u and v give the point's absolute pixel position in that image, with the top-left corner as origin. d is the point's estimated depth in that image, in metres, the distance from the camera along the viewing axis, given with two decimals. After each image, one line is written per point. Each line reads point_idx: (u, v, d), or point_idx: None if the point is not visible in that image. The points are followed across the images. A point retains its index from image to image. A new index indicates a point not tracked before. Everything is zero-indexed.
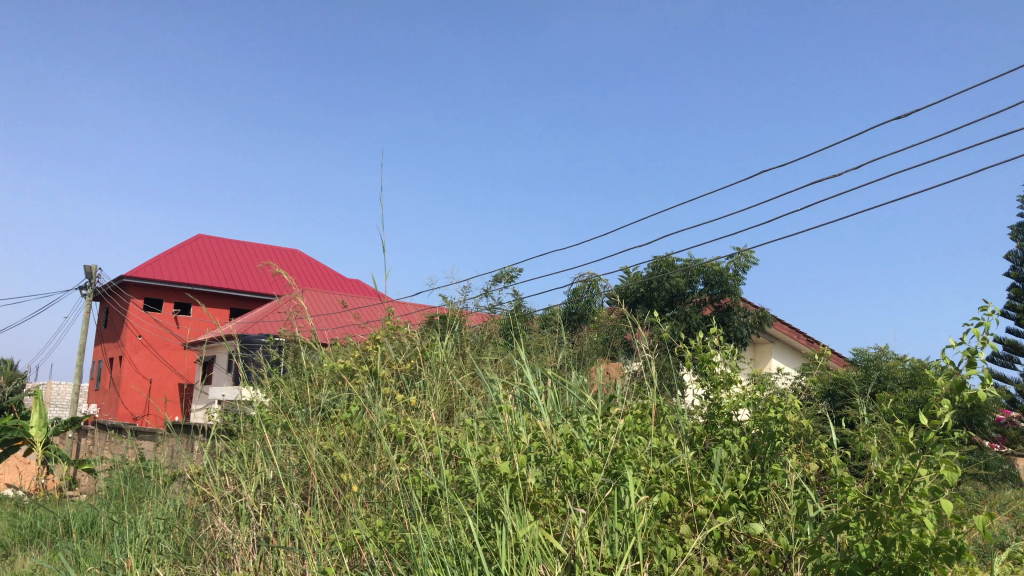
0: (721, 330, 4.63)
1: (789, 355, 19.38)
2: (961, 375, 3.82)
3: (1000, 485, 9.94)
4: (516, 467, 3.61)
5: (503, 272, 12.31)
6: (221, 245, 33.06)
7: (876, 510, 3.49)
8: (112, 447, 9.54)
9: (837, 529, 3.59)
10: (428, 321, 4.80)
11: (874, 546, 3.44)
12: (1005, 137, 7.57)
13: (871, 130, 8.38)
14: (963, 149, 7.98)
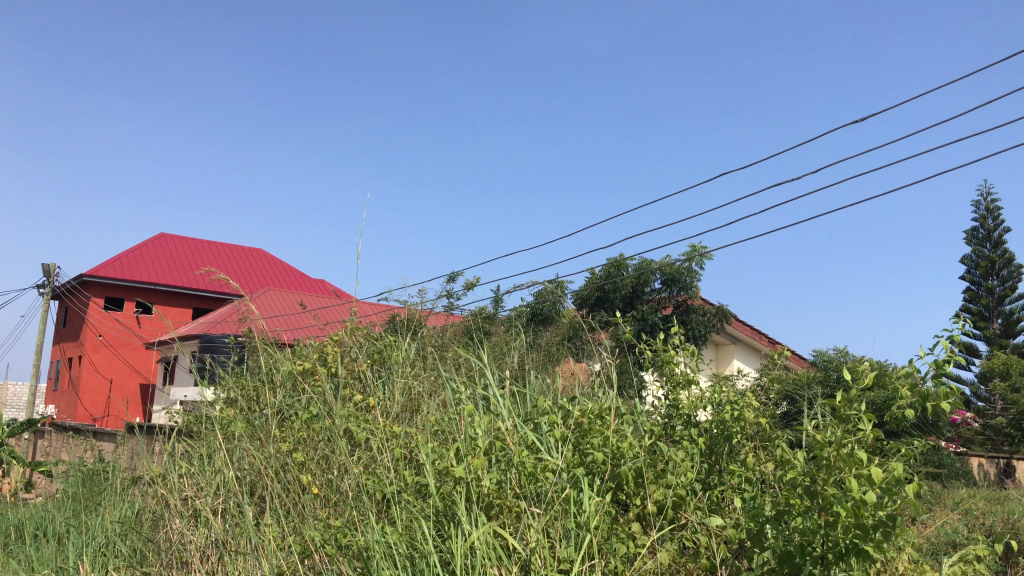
0: (681, 331, 4.65)
1: (751, 355, 19.55)
2: (913, 378, 3.90)
3: (953, 483, 10.09)
4: (472, 469, 3.63)
5: (457, 276, 12.28)
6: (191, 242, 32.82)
7: (824, 500, 3.54)
8: (63, 453, 9.49)
9: (778, 517, 3.71)
10: (390, 321, 4.79)
11: (814, 531, 3.56)
12: (954, 136, 7.68)
13: (820, 132, 8.48)
14: (910, 148, 8.11)
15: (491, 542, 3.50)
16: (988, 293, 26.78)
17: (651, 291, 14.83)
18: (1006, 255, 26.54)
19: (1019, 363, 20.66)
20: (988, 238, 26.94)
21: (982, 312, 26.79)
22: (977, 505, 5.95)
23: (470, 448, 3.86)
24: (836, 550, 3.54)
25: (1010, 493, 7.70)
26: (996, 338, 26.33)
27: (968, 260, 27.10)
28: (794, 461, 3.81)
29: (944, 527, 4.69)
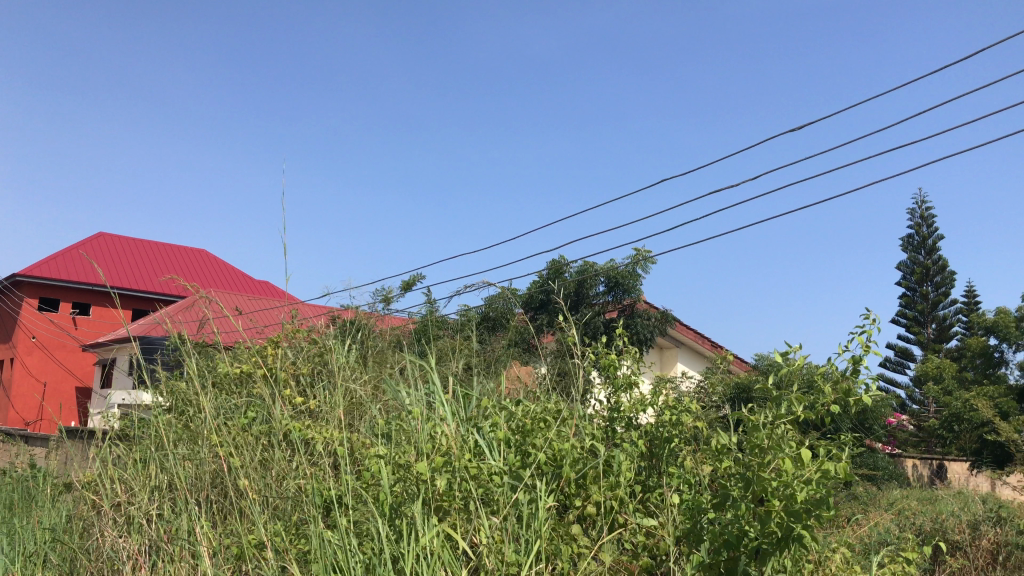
0: (624, 335, 4.70)
1: (693, 359, 19.81)
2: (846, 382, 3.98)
3: (887, 484, 10.37)
4: (428, 469, 3.44)
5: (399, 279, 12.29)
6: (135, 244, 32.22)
7: (755, 492, 3.61)
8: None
9: (713, 511, 3.75)
10: (333, 324, 4.76)
11: (748, 526, 3.60)
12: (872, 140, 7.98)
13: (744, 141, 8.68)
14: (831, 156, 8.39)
15: (442, 545, 3.34)
16: (923, 299, 27.52)
17: (597, 295, 14.96)
18: (939, 262, 27.33)
19: (949, 366, 21.34)
20: (923, 246, 27.66)
21: (917, 317, 27.54)
22: (903, 505, 6.14)
23: (428, 449, 3.70)
24: (771, 536, 3.57)
25: (926, 494, 7.97)
26: (930, 343, 27.14)
27: (904, 266, 27.80)
28: (729, 462, 3.85)
29: (875, 526, 4.81)
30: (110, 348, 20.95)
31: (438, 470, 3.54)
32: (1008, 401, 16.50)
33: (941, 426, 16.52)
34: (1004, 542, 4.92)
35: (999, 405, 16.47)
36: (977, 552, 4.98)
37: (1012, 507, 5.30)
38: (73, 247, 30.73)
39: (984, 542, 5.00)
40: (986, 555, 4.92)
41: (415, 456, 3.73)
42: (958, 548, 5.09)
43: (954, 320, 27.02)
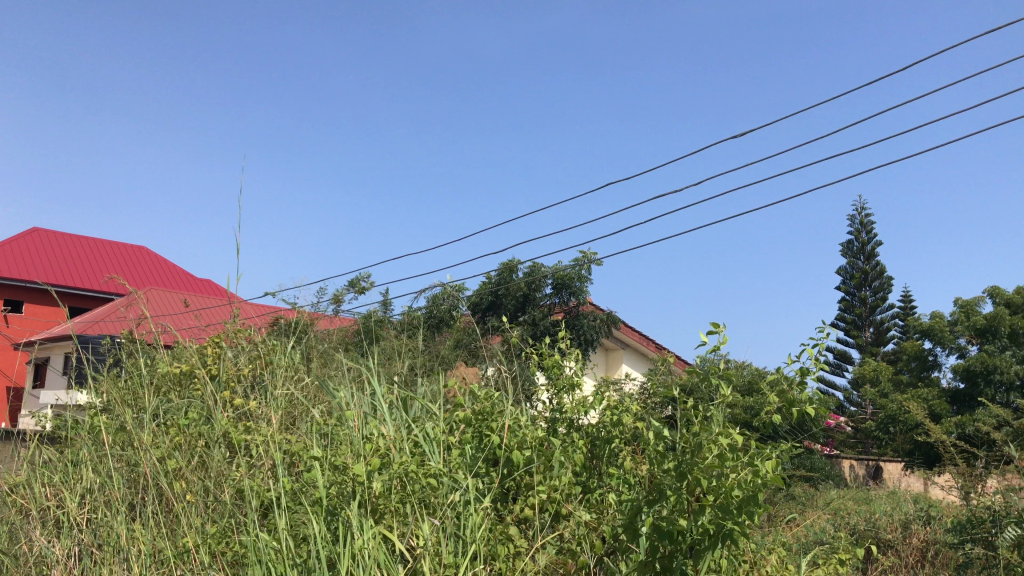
0: (568, 337, 4.72)
1: (637, 361, 20.01)
2: (785, 385, 4.02)
3: (824, 485, 10.61)
4: (364, 471, 3.39)
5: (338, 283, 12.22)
6: (78, 241, 31.50)
7: (689, 488, 3.66)
8: None
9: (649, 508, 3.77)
10: (276, 324, 4.70)
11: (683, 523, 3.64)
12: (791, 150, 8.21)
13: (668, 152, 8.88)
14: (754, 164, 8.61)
15: (378, 546, 3.29)
16: (861, 303, 28.16)
17: (544, 296, 15.03)
18: (877, 267, 28.05)
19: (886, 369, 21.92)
20: (861, 252, 28.33)
21: (855, 320, 28.15)
22: (839, 505, 6.25)
23: (363, 451, 3.64)
24: (705, 532, 3.61)
25: (854, 495, 8.16)
26: (867, 346, 27.78)
27: (844, 270, 28.40)
28: (668, 464, 3.87)
29: (810, 525, 4.88)
30: (50, 345, 20.44)
31: (375, 471, 3.49)
32: (941, 402, 16.98)
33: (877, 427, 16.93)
34: (932, 539, 5.04)
35: (932, 407, 16.93)
36: (908, 549, 5.08)
37: (940, 504, 5.43)
38: (14, 241, 29.90)
39: (915, 539, 5.09)
40: (916, 552, 5.02)
41: (351, 458, 3.69)
42: (890, 547, 5.21)
43: (890, 323, 27.71)
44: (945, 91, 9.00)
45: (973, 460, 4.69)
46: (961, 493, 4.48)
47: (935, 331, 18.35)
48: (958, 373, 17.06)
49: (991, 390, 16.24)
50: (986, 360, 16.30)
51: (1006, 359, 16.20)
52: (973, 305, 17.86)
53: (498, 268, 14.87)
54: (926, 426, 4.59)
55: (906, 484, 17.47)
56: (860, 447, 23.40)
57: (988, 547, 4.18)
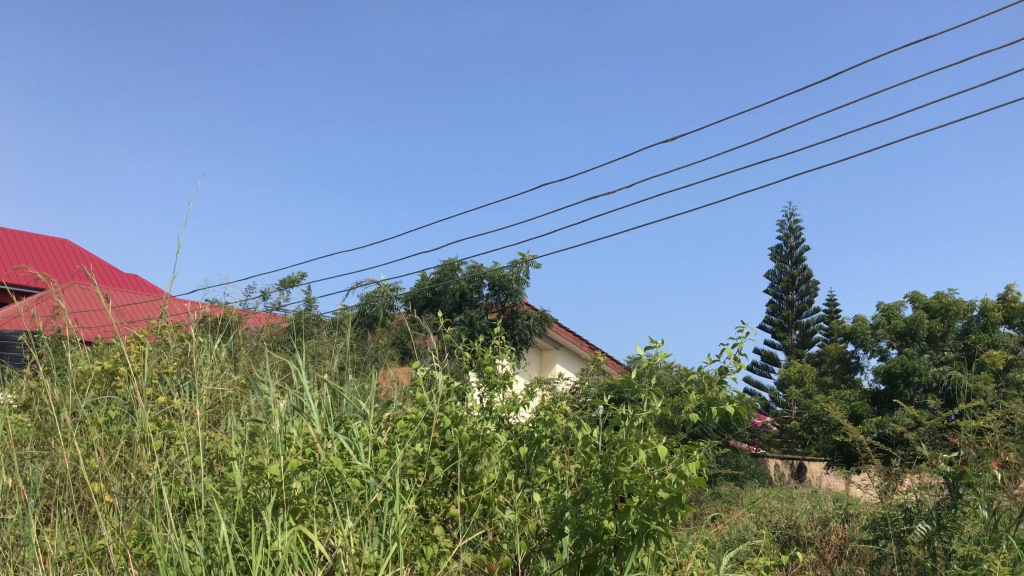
0: (501, 336, 4.74)
1: (572, 361, 20.14)
2: (710, 385, 4.05)
3: (749, 484, 10.86)
4: (283, 470, 3.32)
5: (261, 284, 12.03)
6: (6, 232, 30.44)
7: (615, 487, 3.68)
8: None
9: (575, 507, 3.78)
10: (204, 321, 4.61)
11: (608, 523, 3.67)
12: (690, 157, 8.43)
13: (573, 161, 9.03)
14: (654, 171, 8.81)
15: (296, 546, 3.22)
16: (788, 306, 28.81)
17: (480, 296, 15.06)
18: (804, 271, 28.72)
19: (810, 371, 22.46)
20: (789, 257, 29.02)
21: (781, 322, 28.75)
22: (761, 504, 6.40)
23: (279, 451, 3.55)
24: (627, 532, 3.65)
25: (767, 494, 8.38)
26: (792, 348, 28.43)
27: (772, 274, 28.99)
28: (594, 462, 3.87)
29: (734, 524, 4.99)
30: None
31: (296, 470, 3.42)
32: (864, 403, 17.47)
33: (804, 428, 17.39)
34: (848, 536, 5.20)
35: (854, 408, 17.41)
36: (826, 546, 5.24)
37: (856, 502, 5.60)
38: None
39: (833, 537, 5.26)
40: (834, 550, 5.18)
41: (268, 457, 3.59)
42: (809, 544, 5.37)
43: (815, 326, 28.41)
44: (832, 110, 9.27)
45: (890, 460, 4.84)
46: (878, 491, 4.65)
47: (858, 335, 18.87)
48: (880, 376, 17.55)
49: (910, 392, 16.78)
50: (905, 362, 16.78)
51: (924, 363, 16.66)
52: (895, 309, 18.36)
53: (437, 266, 14.82)
54: (843, 427, 4.75)
55: (827, 484, 17.68)
56: (785, 446, 23.96)
57: (900, 543, 4.36)
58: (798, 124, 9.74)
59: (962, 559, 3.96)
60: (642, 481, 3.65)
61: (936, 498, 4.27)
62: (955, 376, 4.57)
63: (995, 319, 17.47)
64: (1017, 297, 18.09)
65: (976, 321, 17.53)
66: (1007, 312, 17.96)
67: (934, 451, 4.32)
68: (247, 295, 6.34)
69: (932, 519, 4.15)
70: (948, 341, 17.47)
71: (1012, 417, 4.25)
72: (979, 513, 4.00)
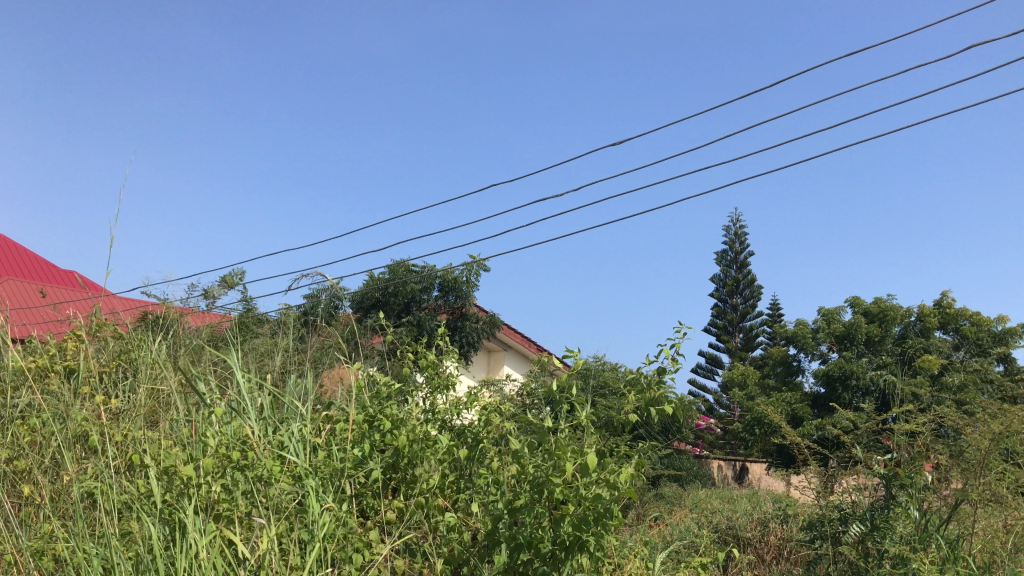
0: (445, 337, 4.72)
1: (519, 361, 20.22)
2: (646, 388, 4.09)
3: (690, 485, 11.01)
4: (201, 472, 3.34)
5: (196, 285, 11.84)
6: None
7: (548, 492, 3.72)
8: None
9: (511, 513, 3.79)
10: (143, 319, 4.54)
11: (542, 528, 3.71)
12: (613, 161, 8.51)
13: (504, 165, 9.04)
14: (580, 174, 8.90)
15: (219, 547, 3.21)
16: (732, 309, 29.25)
17: (428, 297, 15.00)
18: (747, 275, 29.18)
19: (753, 373, 22.88)
20: (734, 261, 29.42)
21: (726, 325, 29.17)
22: (703, 506, 6.48)
23: (209, 452, 3.52)
24: (563, 537, 3.70)
25: (699, 494, 8.53)
26: (737, 350, 28.89)
27: (716, 278, 29.42)
28: (530, 465, 3.90)
29: (675, 525, 5.04)
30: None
31: (215, 473, 3.43)
32: (803, 406, 17.85)
33: (746, 429, 17.74)
34: (786, 537, 5.28)
35: (795, 410, 17.82)
36: (766, 547, 5.32)
37: (795, 502, 5.71)
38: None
39: (772, 537, 5.34)
40: (773, 550, 5.28)
41: (197, 458, 3.57)
42: (748, 545, 5.47)
43: (758, 330, 28.88)
44: (759, 117, 9.42)
45: (827, 461, 4.94)
46: (815, 492, 4.74)
47: (799, 338, 19.23)
48: (819, 378, 17.91)
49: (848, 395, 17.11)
50: (843, 366, 17.24)
51: (861, 365, 17.05)
52: (835, 313, 18.71)
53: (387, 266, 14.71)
54: (782, 429, 4.84)
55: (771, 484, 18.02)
56: (728, 448, 24.37)
57: (835, 544, 4.48)
58: (723, 137, 9.89)
59: (893, 558, 4.08)
60: (576, 485, 3.70)
61: (871, 499, 4.36)
62: (889, 380, 4.71)
63: (931, 324, 17.98)
64: (952, 302, 18.45)
65: (913, 325, 17.98)
66: (942, 318, 18.30)
67: (868, 453, 4.44)
68: (186, 294, 6.21)
69: (866, 520, 4.27)
70: (886, 344, 17.77)
71: (942, 420, 4.39)
72: (910, 513, 4.12)
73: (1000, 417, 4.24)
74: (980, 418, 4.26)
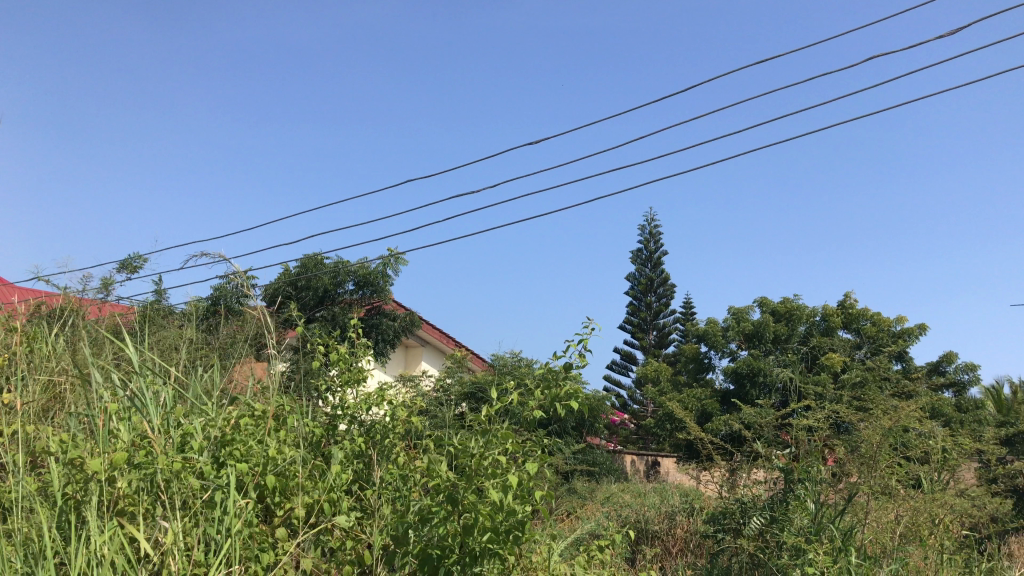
0: (355, 332, 4.67)
1: (435, 356, 20.12)
2: (550, 381, 4.13)
3: (599, 479, 11.20)
4: (107, 467, 3.21)
5: None
6: None
7: (458, 497, 3.67)
8: None
9: (420, 520, 3.73)
10: (38, 311, 4.36)
11: (453, 535, 3.63)
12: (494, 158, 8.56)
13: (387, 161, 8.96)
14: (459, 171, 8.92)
15: (120, 544, 3.10)
16: (646, 308, 29.73)
17: (343, 292, 14.77)
18: (662, 274, 29.77)
19: (666, 369, 23.43)
20: (648, 261, 29.94)
21: (640, 323, 29.68)
22: (615, 501, 6.61)
23: (105, 448, 3.40)
24: (477, 545, 3.62)
25: (590, 490, 8.67)
26: (651, 347, 29.45)
27: (632, 277, 29.93)
28: (438, 462, 3.86)
29: (586, 519, 5.12)
30: None
31: (120, 469, 3.29)
32: (713, 402, 18.34)
33: (658, 425, 18.11)
34: (692, 530, 5.41)
35: (704, 406, 18.32)
36: (672, 540, 5.45)
37: (700, 496, 5.86)
38: None
39: (679, 530, 5.48)
40: (679, 542, 5.43)
41: (94, 454, 3.45)
42: (656, 538, 5.62)
43: (671, 328, 29.48)
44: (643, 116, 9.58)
45: (732, 457, 5.06)
46: (721, 487, 4.86)
47: (710, 336, 19.64)
48: (729, 376, 18.36)
49: (754, 391, 17.63)
50: (752, 363, 17.67)
51: (769, 363, 17.49)
52: (744, 312, 19.21)
53: (299, 259, 14.41)
54: (688, 426, 4.96)
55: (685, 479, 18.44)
56: (641, 443, 24.80)
57: (736, 536, 4.63)
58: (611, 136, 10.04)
59: (791, 550, 4.20)
60: (484, 483, 3.68)
61: (769, 492, 4.57)
62: (791, 376, 4.87)
63: (835, 324, 18.65)
64: (854, 301, 19.00)
65: (817, 325, 18.64)
66: (845, 317, 18.91)
67: (769, 447, 4.59)
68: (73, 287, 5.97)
69: (766, 512, 4.43)
70: (791, 342, 18.40)
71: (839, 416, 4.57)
72: (806, 506, 4.27)
73: (893, 412, 4.42)
74: (874, 413, 4.44)
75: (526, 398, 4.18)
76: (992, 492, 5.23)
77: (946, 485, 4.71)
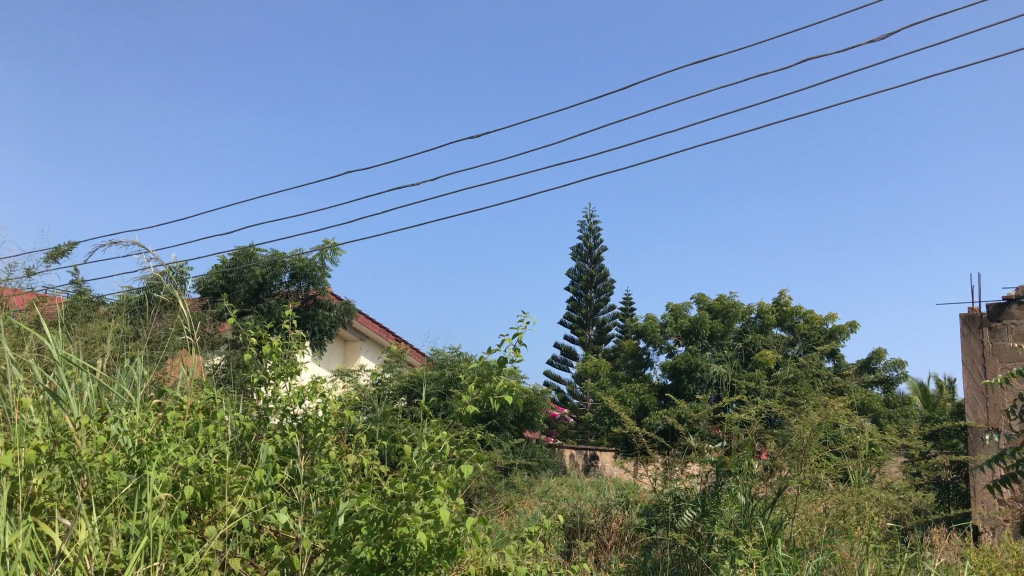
0: (289, 325, 4.63)
1: (373, 350, 19.97)
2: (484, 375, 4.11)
3: (534, 472, 11.27)
4: (20, 462, 3.11)
5: None
6: None
7: (391, 508, 3.59)
8: None
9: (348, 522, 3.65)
10: None
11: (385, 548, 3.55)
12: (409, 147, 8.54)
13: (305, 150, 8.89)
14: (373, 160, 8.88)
15: (31, 541, 3.01)
16: (588, 304, 29.94)
17: (279, 284, 14.59)
18: (603, 270, 30.04)
19: (605, 364, 23.66)
20: (588, 255, 30.22)
21: (581, 318, 29.88)
22: (552, 495, 6.67)
23: (21, 442, 3.30)
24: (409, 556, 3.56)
25: (519, 482, 8.71)
26: (592, 343, 29.63)
27: (573, 273, 30.14)
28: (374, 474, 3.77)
29: (522, 513, 5.15)
30: None
31: (35, 464, 3.20)
32: (650, 396, 18.53)
33: (596, 419, 18.26)
34: (627, 523, 5.49)
35: (642, 401, 18.51)
36: (608, 533, 5.53)
37: (634, 489, 5.94)
38: None
39: (614, 524, 5.56)
40: (614, 535, 5.51)
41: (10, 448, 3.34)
42: (591, 532, 5.69)
43: (611, 323, 29.77)
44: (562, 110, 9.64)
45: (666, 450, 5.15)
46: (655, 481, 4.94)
47: (649, 332, 19.83)
48: (667, 371, 18.59)
49: (691, 386, 17.77)
50: (689, 359, 17.88)
51: (704, 359, 17.70)
52: (682, 309, 19.45)
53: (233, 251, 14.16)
54: (623, 421, 5.02)
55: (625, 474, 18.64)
56: (580, 437, 24.92)
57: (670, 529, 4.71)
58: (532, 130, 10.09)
59: (723, 541, 4.29)
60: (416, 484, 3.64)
61: (701, 485, 4.64)
62: (724, 372, 4.96)
63: (769, 321, 19.02)
64: (787, 299, 19.36)
65: (752, 322, 18.96)
66: (779, 315, 19.27)
67: (701, 441, 4.68)
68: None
69: (698, 505, 4.52)
70: (726, 339, 18.78)
71: (771, 411, 4.69)
72: (737, 500, 4.35)
73: (822, 409, 4.52)
74: (801, 409, 4.56)
75: (461, 393, 4.16)
76: (916, 486, 5.38)
77: (874, 478, 4.82)
